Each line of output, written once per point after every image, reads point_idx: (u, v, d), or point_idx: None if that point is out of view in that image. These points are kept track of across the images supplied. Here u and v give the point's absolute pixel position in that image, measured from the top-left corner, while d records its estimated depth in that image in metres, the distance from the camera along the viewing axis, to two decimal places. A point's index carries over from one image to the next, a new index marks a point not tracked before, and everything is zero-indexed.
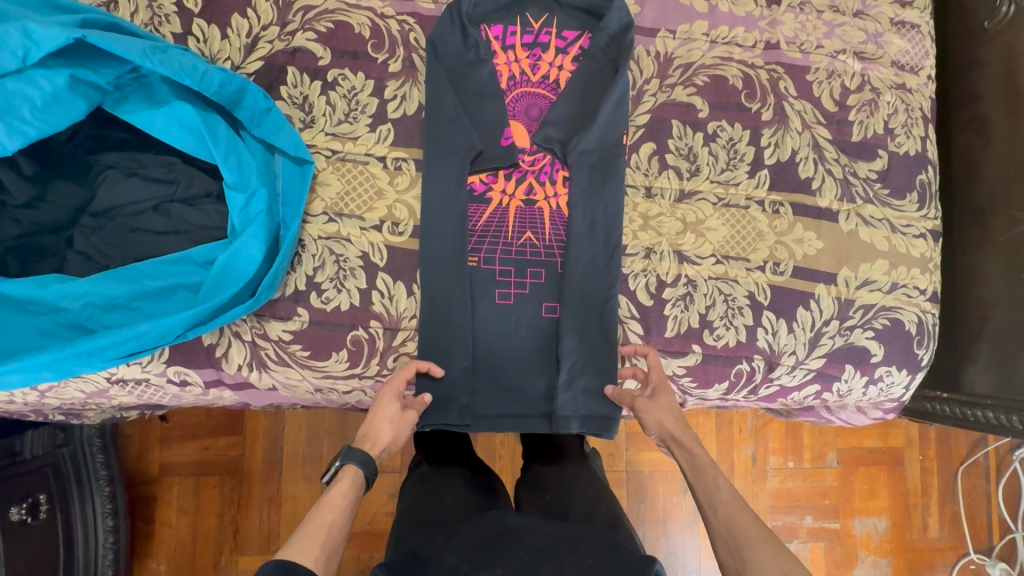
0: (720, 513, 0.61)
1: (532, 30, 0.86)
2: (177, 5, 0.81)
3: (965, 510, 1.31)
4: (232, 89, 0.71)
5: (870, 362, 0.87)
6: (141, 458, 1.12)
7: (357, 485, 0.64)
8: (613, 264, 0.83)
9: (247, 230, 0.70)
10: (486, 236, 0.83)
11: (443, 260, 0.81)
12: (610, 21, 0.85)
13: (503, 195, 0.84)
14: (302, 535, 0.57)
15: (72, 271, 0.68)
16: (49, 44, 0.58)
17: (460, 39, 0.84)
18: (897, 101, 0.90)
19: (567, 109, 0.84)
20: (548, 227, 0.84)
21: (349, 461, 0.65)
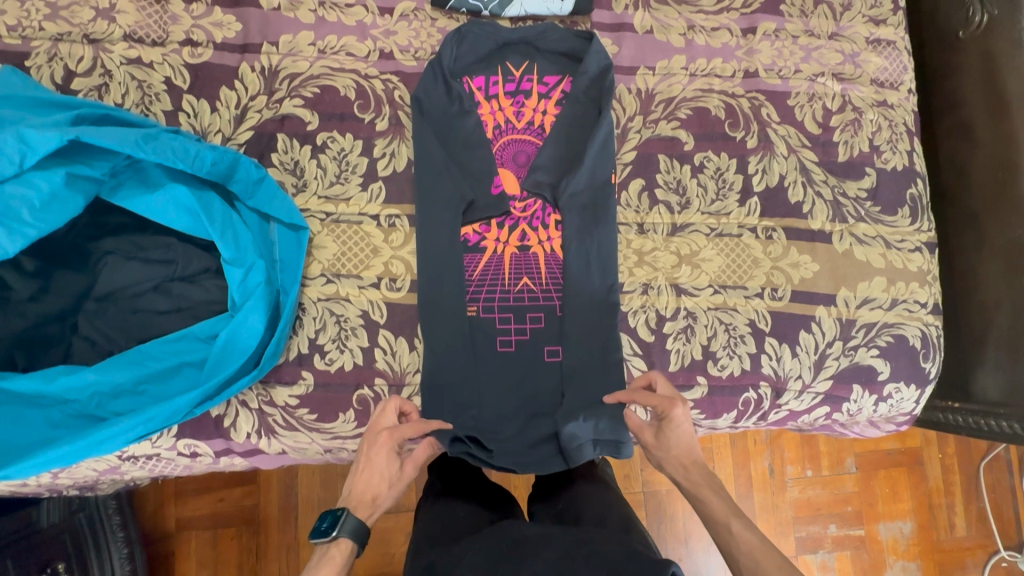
0: (742, 565, 0.59)
1: (514, 78, 0.88)
2: (167, 83, 0.83)
3: (991, 507, 1.29)
4: (225, 165, 0.73)
5: (877, 380, 0.87)
6: (157, 513, 1.11)
7: (347, 559, 0.63)
8: (610, 303, 0.84)
9: (247, 303, 0.71)
10: (485, 284, 0.84)
11: (444, 311, 0.82)
12: (590, 64, 0.86)
13: (498, 243, 0.85)
14: None
15: (78, 359, 0.69)
16: (44, 147, 0.60)
17: (444, 93, 0.86)
18: (879, 118, 0.90)
19: (554, 154, 0.86)
20: (545, 271, 0.84)
21: (343, 534, 0.63)
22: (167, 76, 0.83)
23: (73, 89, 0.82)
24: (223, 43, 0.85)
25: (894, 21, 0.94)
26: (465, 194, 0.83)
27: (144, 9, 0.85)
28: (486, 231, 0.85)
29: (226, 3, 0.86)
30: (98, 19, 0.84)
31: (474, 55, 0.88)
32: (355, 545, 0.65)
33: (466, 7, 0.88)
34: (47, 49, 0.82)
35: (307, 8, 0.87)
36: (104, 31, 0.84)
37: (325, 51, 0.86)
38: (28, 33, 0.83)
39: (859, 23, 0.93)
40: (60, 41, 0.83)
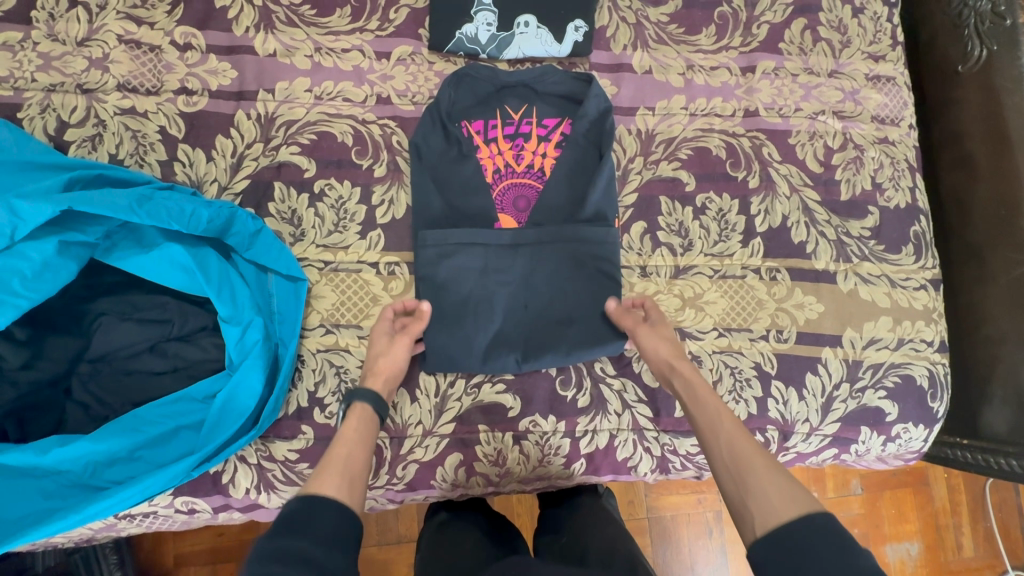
0: (722, 441, 0.60)
1: (513, 121, 0.87)
2: (162, 133, 0.82)
3: (998, 526, 1.28)
4: (221, 221, 0.73)
5: (885, 421, 0.86)
6: (154, 550, 1.02)
7: (369, 419, 0.67)
8: (609, 332, 0.82)
9: (245, 362, 0.70)
10: (485, 315, 0.81)
11: (443, 344, 0.80)
12: (590, 107, 0.85)
13: (499, 274, 0.82)
14: (321, 470, 0.58)
15: (72, 426, 0.67)
16: (36, 218, 0.60)
17: (442, 137, 0.85)
18: (881, 156, 0.90)
19: (555, 189, 0.84)
20: (547, 298, 0.82)
21: (357, 400, 0.68)
22: (162, 125, 0.82)
23: (65, 140, 0.81)
24: (218, 91, 0.84)
25: (893, 57, 0.93)
26: (467, 229, 0.81)
27: (138, 58, 0.84)
28: (486, 261, 0.81)
29: (221, 50, 0.85)
30: (91, 69, 0.83)
31: (472, 98, 0.87)
32: (375, 412, 0.68)
33: (464, 50, 0.87)
34: (39, 100, 0.81)
35: (303, 54, 0.86)
36: (97, 80, 0.83)
37: (322, 97, 0.86)
38: (19, 84, 0.81)
39: (858, 60, 0.92)
40: (53, 91, 0.82)
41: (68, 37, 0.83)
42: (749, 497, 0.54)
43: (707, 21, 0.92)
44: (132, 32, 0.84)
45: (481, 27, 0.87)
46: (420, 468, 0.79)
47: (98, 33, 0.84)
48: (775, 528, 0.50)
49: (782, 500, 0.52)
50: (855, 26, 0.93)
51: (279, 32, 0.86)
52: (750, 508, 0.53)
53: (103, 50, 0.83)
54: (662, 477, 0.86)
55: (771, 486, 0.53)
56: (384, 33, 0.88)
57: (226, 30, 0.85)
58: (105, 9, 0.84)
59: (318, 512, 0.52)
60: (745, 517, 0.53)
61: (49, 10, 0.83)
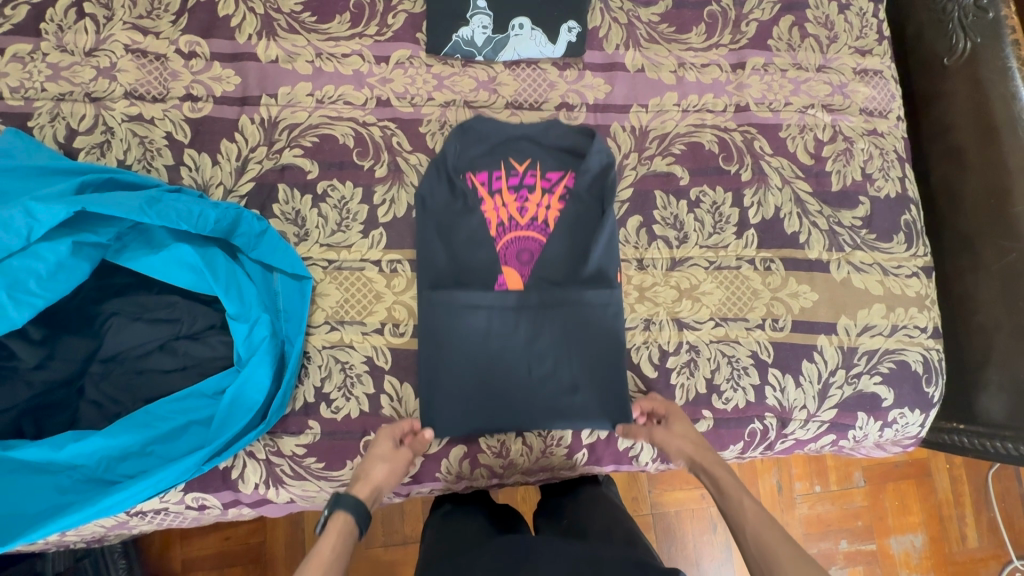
0: (748, 533, 0.63)
1: (516, 172, 0.87)
2: (168, 138, 0.84)
3: (1002, 516, 1.28)
4: (227, 222, 0.75)
5: (882, 407, 0.87)
6: (163, 555, 1.03)
7: (347, 533, 0.64)
8: (612, 398, 0.81)
9: (253, 358, 0.71)
10: (488, 378, 0.80)
11: (446, 407, 0.79)
12: (592, 162, 0.86)
13: (503, 334, 0.81)
14: None
15: (85, 423, 0.69)
16: (52, 219, 0.62)
17: (447, 190, 0.86)
18: (870, 147, 0.92)
19: (559, 249, 0.84)
20: (551, 362, 0.81)
21: (338, 508, 0.65)
22: (168, 131, 0.85)
23: (75, 148, 0.83)
24: (222, 96, 0.86)
25: (880, 51, 0.95)
26: (471, 292, 0.81)
27: (145, 67, 0.86)
28: (489, 321, 0.81)
29: (224, 57, 0.87)
30: (99, 78, 0.85)
31: (478, 148, 0.87)
32: (358, 521, 0.66)
33: (461, 52, 0.90)
34: (49, 109, 0.83)
35: (304, 60, 0.88)
36: (105, 89, 0.85)
37: (323, 101, 0.88)
38: (30, 94, 0.84)
39: (845, 54, 0.95)
40: (63, 100, 0.84)
41: (77, 47, 0.86)
42: None
43: (697, 20, 0.94)
44: (138, 41, 0.87)
45: (477, 29, 0.89)
46: (425, 461, 0.81)
47: (106, 43, 0.86)
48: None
49: None
50: (842, 22, 0.96)
51: (281, 39, 0.88)
52: None
53: (111, 59, 0.86)
54: (664, 466, 0.87)
55: None
56: (382, 38, 0.90)
57: (229, 38, 0.88)
58: (112, 20, 0.87)
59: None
60: None
61: (58, 22, 0.86)
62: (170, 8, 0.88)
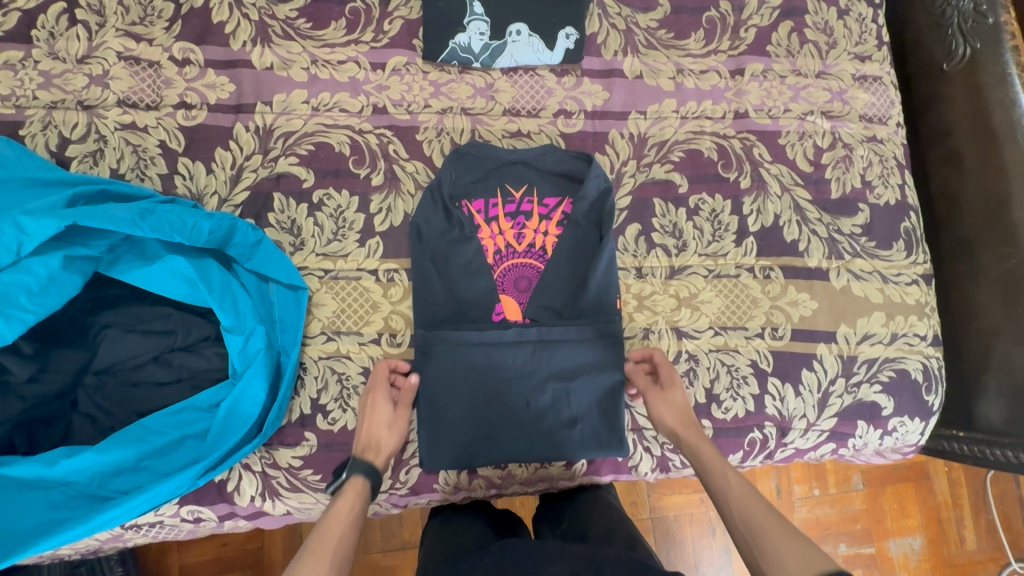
0: (737, 512, 0.61)
1: (513, 200, 0.86)
2: (162, 147, 0.84)
3: (1000, 518, 1.28)
4: (222, 232, 0.74)
5: (882, 415, 0.87)
6: (159, 562, 1.02)
7: (361, 495, 0.67)
8: (611, 431, 0.80)
9: (248, 371, 0.71)
10: (488, 414, 0.78)
11: (444, 445, 0.78)
12: (590, 188, 0.84)
13: (503, 369, 0.79)
14: (310, 551, 0.58)
15: (79, 437, 0.68)
16: (42, 233, 0.61)
17: (444, 218, 0.84)
18: (870, 154, 0.92)
19: (557, 278, 0.83)
20: (552, 397, 0.79)
21: (355, 473, 0.68)
22: (162, 139, 0.84)
23: (68, 156, 0.82)
24: (217, 104, 0.86)
25: (879, 57, 0.95)
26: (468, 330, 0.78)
27: (138, 74, 0.85)
28: (489, 357, 0.79)
29: (219, 64, 0.86)
30: (91, 86, 0.84)
31: (473, 175, 0.86)
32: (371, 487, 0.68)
33: (457, 59, 0.89)
34: (41, 117, 0.82)
35: (299, 66, 0.87)
36: (98, 97, 0.84)
37: (319, 108, 0.87)
38: (21, 102, 0.83)
39: (844, 60, 0.94)
40: (54, 108, 0.83)
41: (69, 54, 0.85)
42: (769, 564, 0.54)
43: (695, 25, 0.93)
44: (131, 48, 0.86)
45: (474, 36, 0.88)
46: (422, 473, 0.81)
47: (98, 51, 0.85)
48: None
49: (801, 563, 0.52)
50: (841, 28, 0.95)
51: (275, 46, 0.87)
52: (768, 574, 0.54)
53: (103, 67, 0.85)
54: (663, 475, 0.86)
55: (791, 554, 0.53)
56: (379, 45, 0.89)
57: (223, 44, 0.87)
58: (104, 27, 0.86)
59: None
60: None
61: (49, 29, 0.85)
62: (163, 14, 0.87)
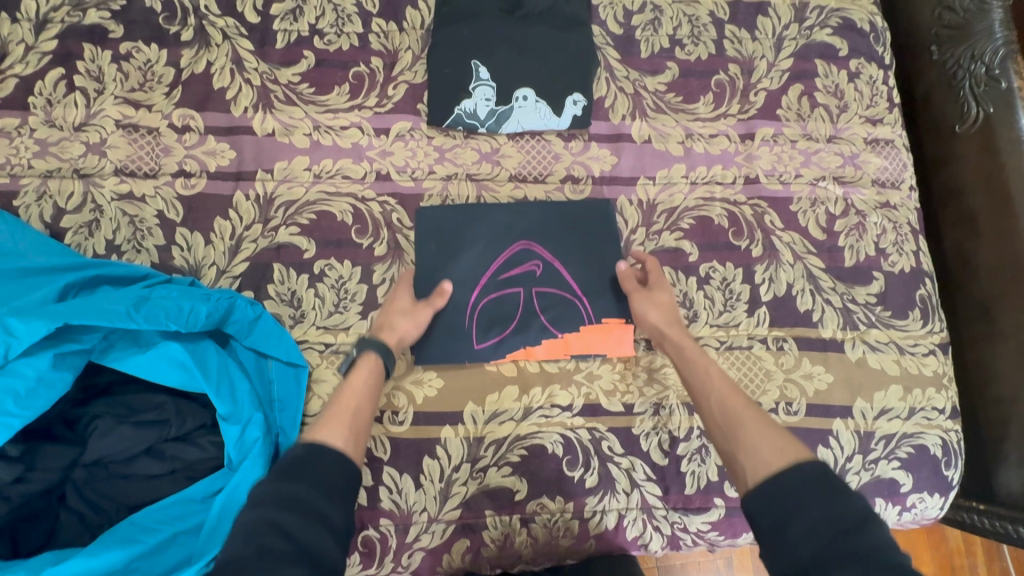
0: (713, 401, 0.65)
1: (522, 252, 0.83)
2: (159, 217, 0.81)
3: (1014, 565, 1.23)
4: (220, 313, 0.72)
5: (900, 492, 0.84)
6: None
7: (377, 370, 0.70)
8: (608, 252, 0.84)
9: (244, 463, 0.68)
10: (486, 234, 0.84)
11: (446, 219, 0.84)
12: (601, 232, 0.85)
13: (503, 301, 0.82)
14: (330, 416, 0.63)
15: (67, 537, 0.66)
16: (32, 334, 0.60)
17: (452, 268, 0.82)
18: (883, 221, 0.90)
19: (565, 298, 0.83)
20: (544, 246, 0.84)
21: (366, 350, 0.71)
22: (160, 210, 0.82)
23: (62, 227, 0.80)
24: (216, 172, 0.84)
25: (891, 120, 0.94)
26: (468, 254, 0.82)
27: (136, 142, 0.83)
28: (485, 304, 0.82)
29: (219, 131, 0.85)
30: (88, 154, 0.82)
31: (482, 228, 0.84)
32: (385, 362, 0.71)
33: (463, 124, 0.87)
34: (36, 187, 0.81)
35: (301, 132, 0.86)
36: (95, 165, 0.82)
37: (320, 175, 0.85)
38: (17, 171, 0.81)
39: (856, 124, 0.93)
40: (50, 177, 0.81)
41: (66, 122, 0.83)
42: (740, 450, 0.59)
43: (704, 89, 0.92)
44: (129, 116, 0.84)
45: (479, 102, 0.87)
46: (425, 556, 0.77)
47: (96, 118, 0.83)
48: (765, 475, 0.55)
49: (773, 450, 0.57)
50: (852, 91, 0.94)
51: (277, 111, 0.86)
52: (741, 460, 0.58)
53: (101, 135, 0.83)
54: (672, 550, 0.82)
55: (764, 442, 0.58)
56: (382, 110, 0.87)
57: (224, 111, 0.85)
58: (103, 94, 0.84)
59: (327, 455, 0.57)
60: (738, 470, 0.58)
61: (47, 96, 0.83)
62: (163, 79, 0.85)
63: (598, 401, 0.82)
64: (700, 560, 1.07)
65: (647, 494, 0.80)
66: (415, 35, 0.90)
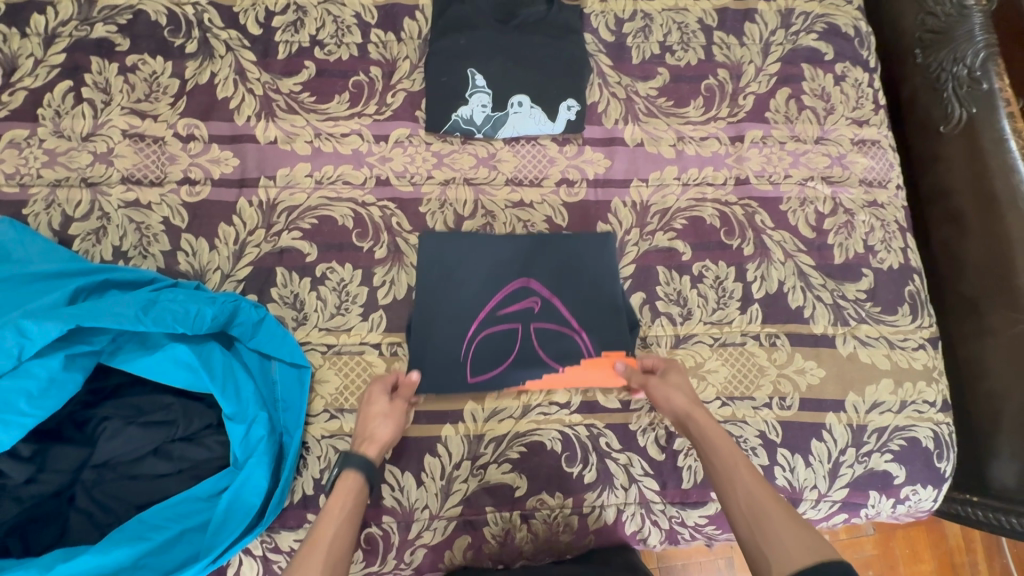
0: (738, 486, 0.63)
1: (522, 287, 0.85)
2: (165, 223, 0.84)
3: (1014, 562, 1.23)
4: (225, 315, 0.74)
5: (894, 484, 0.85)
6: None
7: (358, 488, 0.67)
8: (606, 290, 0.86)
9: (250, 461, 0.70)
10: (487, 269, 0.85)
11: (446, 252, 0.85)
12: (598, 268, 0.87)
13: (502, 334, 0.83)
14: (305, 550, 0.60)
15: (76, 535, 0.67)
16: (43, 336, 0.62)
17: (451, 303, 0.84)
18: (871, 219, 0.92)
19: (563, 333, 0.84)
20: (543, 284, 0.85)
21: (348, 467, 0.68)
22: (166, 216, 0.84)
23: (71, 234, 0.82)
24: (220, 179, 0.86)
25: (876, 121, 0.96)
26: (466, 292, 0.84)
27: (142, 151, 0.86)
28: (484, 338, 0.83)
29: (223, 139, 0.87)
30: (96, 163, 0.85)
31: (481, 265, 0.85)
32: (366, 478, 0.68)
33: (460, 130, 0.90)
34: (44, 195, 0.83)
35: (303, 140, 0.88)
36: (102, 174, 0.84)
37: (322, 181, 0.87)
38: (26, 180, 0.83)
39: (842, 125, 0.95)
40: (58, 186, 0.83)
41: (74, 132, 0.85)
42: (766, 542, 0.57)
43: (695, 93, 0.94)
44: (136, 125, 0.86)
45: (476, 108, 0.90)
46: (427, 553, 0.78)
47: (103, 128, 0.86)
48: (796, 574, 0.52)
49: (802, 548, 0.54)
50: (838, 93, 0.96)
51: (280, 120, 0.88)
52: (766, 553, 0.56)
53: (108, 144, 0.85)
54: (670, 545, 0.84)
55: (794, 539, 0.56)
56: (382, 117, 0.90)
57: (228, 120, 0.88)
58: (110, 105, 0.87)
59: None
60: (762, 565, 0.56)
61: (55, 107, 0.86)
62: (168, 90, 0.88)
63: (596, 399, 0.84)
64: (700, 560, 1.08)
65: (645, 489, 0.81)
66: (413, 45, 0.93)
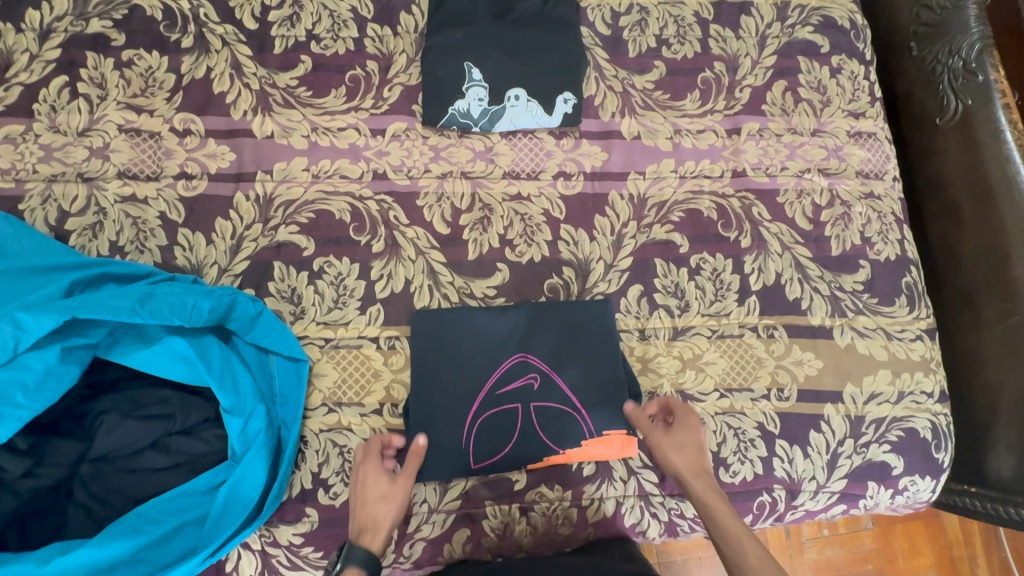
0: (740, 559, 0.61)
1: (519, 362, 0.81)
2: (162, 218, 0.83)
3: (1013, 555, 1.24)
4: (223, 308, 0.74)
5: (892, 475, 0.85)
6: None
7: None
8: (606, 357, 0.83)
9: (248, 454, 0.69)
10: (484, 346, 0.81)
11: (439, 330, 0.82)
12: (598, 336, 0.83)
13: (501, 419, 0.79)
14: None
15: (73, 529, 0.67)
16: (39, 328, 0.62)
17: (447, 384, 0.80)
18: (868, 211, 0.92)
19: (566, 411, 0.80)
20: (541, 358, 0.82)
21: (349, 563, 0.62)
22: (162, 211, 0.84)
23: (67, 230, 0.82)
24: (217, 174, 0.86)
25: (873, 113, 0.96)
26: (462, 372, 0.80)
27: (139, 146, 0.85)
28: (483, 424, 0.79)
29: (220, 134, 0.87)
30: (92, 158, 0.84)
31: (476, 340, 0.82)
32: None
33: (457, 124, 0.89)
34: (40, 191, 0.82)
35: (299, 134, 0.88)
36: (98, 169, 0.84)
37: (319, 175, 0.87)
38: (21, 176, 0.83)
39: (838, 118, 0.95)
40: (54, 182, 0.83)
41: (70, 128, 0.85)
42: None
43: (691, 86, 0.95)
44: (132, 120, 0.86)
45: (473, 101, 0.90)
46: (427, 546, 0.78)
47: (99, 123, 0.85)
48: None
49: None
50: (834, 86, 0.96)
51: (276, 114, 0.88)
52: None
53: (104, 139, 0.85)
54: (670, 537, 0.84)
55: None
56: (378, 111, 0.90)
57: (224, 115, 0.88)
58: (106, 100, 0.86)
59: None
60: None
61: (51, 102, 0.85)
62: (164, 85, 0.88)
63: None
64: (700, 555, 1.08)
65: (645, 481, 0.82)
66: (409, 39, 0.93)
